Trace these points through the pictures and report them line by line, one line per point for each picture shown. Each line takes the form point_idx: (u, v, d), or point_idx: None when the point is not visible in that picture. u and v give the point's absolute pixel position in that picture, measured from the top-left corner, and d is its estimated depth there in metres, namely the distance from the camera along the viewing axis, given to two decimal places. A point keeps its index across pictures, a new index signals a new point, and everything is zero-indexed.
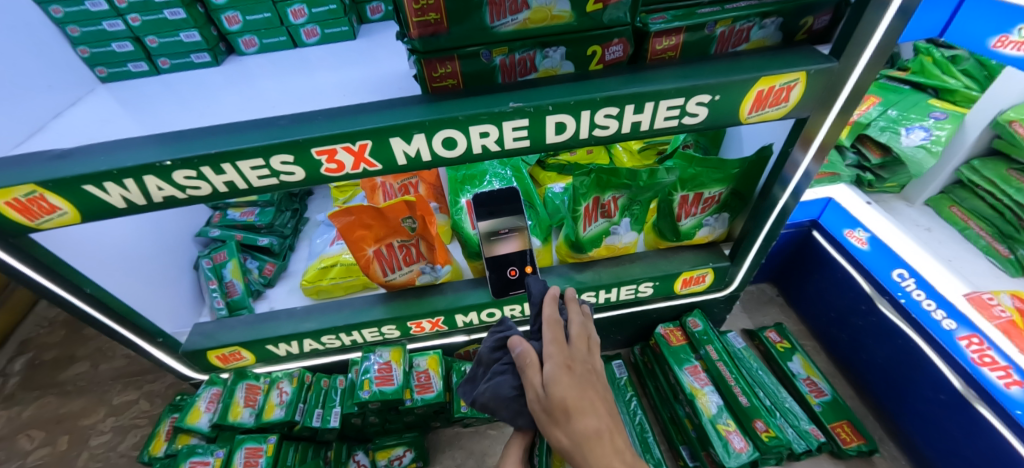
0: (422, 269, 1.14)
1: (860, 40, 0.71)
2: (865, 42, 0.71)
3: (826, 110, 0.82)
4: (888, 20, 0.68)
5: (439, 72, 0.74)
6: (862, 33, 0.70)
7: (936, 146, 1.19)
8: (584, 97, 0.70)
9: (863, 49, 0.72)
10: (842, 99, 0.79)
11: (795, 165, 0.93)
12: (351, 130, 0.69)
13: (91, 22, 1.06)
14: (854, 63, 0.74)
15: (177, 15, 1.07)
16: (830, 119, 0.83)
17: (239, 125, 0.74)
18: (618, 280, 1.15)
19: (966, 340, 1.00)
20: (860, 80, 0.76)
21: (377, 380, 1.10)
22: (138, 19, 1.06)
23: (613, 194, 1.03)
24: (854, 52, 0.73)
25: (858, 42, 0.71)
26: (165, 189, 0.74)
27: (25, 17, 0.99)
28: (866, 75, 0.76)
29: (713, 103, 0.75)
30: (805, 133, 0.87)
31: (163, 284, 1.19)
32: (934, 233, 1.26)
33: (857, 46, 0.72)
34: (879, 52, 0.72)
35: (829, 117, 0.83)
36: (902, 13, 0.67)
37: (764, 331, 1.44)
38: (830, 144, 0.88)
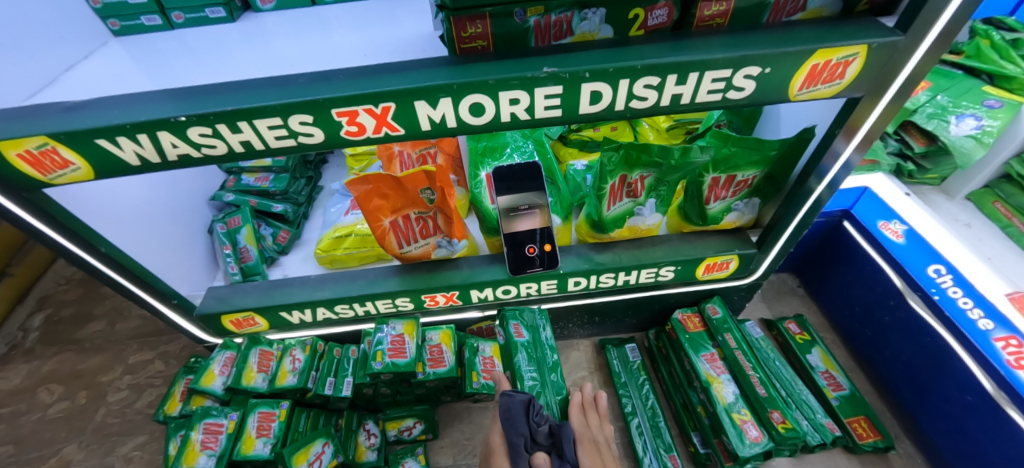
0: (438, 242, 1.12)
1: (931, 14, 0.64)
2: (930, 26, 0.65)
3: (878, 95, 0.76)
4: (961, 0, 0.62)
5: (469, 32, 0.69)
6: (930, 11, 0.64)
7: (988, 137, 1.11)
8: (624, 64, 0.65)
9: (929, 29, 0.65)
10: (897, 85, 0.73)
11: (835, 155, 0.87)
12: (375, 91, 0.65)
13: None
14: (916, 45, 0.68)
15: None
16: (881, 107, 0.77)
17: (255, 82, 0.70)
18: (639, 263, 1.11)
19: (1003, 341, 0.95)
20: (917, 67, 0.71)
21: (390, 352, 1.09)
22: None
23: (641, 172, 0.98)
24: (917, 35, 0.67)
25: (924, 21, 0.65)
26: (179, 147, 0.71)
27: None
28: (926, 60, 0.70)
29: (763, 76, 0.69)
30: (850, 121, 0.81)
31: (177, 247, 1.18)
32: (974, 230, 1.20)
33: (924, 24, 0.65)
34: (948, 31, 0.66)
35: (880, 105, 0.77)
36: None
37: (784, 322, 1.40)
38: (878, 133, 0.82)
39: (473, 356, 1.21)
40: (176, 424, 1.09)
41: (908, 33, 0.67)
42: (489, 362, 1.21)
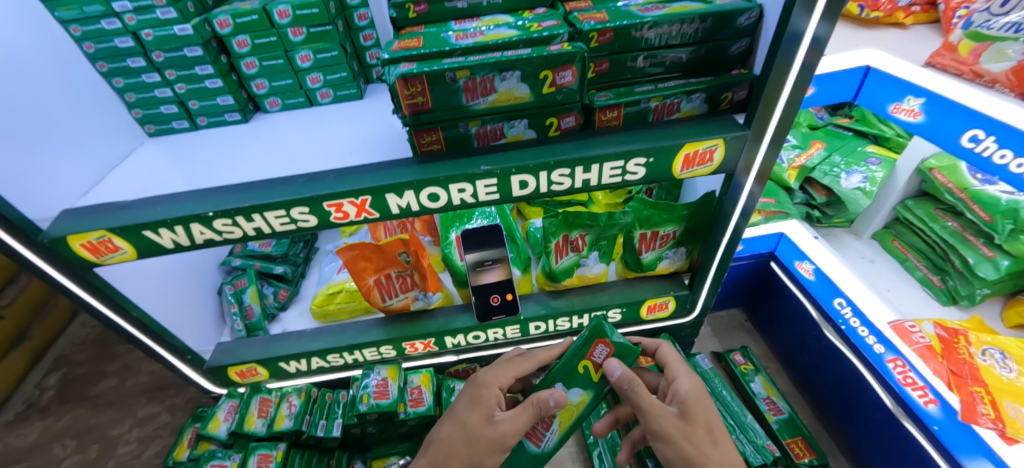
0: (416, 296, 1.30)
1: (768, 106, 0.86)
2: (776, 97, 0.84)
3: (759, 140, 0.92)
4: (795, 74, 0.81)
5: (427, 139, 0.92)
6: (772, 90, 0.84)
7: (871, 189, 1.33)
8: (541, 161, 0.88)
9: (780, 91, 0.83)
10: (772, 129, 0.89)
11: (739, 190, 1.02)
12: (354, 188, 0.87)
13: (151, 106, 1.25)
14: (774, 107, 0.86)
15: (226, 101, 1.25)
16: (763, 149, 0.93)
17: (266, 183, 0.92)
18: (588, 307, 1.30)
19: (892, 362, 1.13)
20: (782, 117, 0.88)
21: (375, 394, 1.26)
22: (197, 104, 1.25)
23: (579, 232, 1.18)
24: (772, 97, 0.85)
25: (772, 90, 0.84)
26: (206, 234, 0.92)
27: (93, 89, 1.16)
28: (792, 104, 0.86)
29: (649, 164, 0.92)
30: (743, 164, 0.96)
31: (191, 309, 1.36)
32: (877, 265, 1.40)
33: (773, 92, 0.84)
34: (791, 102, 0.85)
35: (763, 145, 0.93)
36: (804, 73, 0.80)
37: (731, 354, 1.56)
38: (769, 166, 0.96)
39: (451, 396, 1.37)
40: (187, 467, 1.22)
41: (760, 101, 0.86)
42: None
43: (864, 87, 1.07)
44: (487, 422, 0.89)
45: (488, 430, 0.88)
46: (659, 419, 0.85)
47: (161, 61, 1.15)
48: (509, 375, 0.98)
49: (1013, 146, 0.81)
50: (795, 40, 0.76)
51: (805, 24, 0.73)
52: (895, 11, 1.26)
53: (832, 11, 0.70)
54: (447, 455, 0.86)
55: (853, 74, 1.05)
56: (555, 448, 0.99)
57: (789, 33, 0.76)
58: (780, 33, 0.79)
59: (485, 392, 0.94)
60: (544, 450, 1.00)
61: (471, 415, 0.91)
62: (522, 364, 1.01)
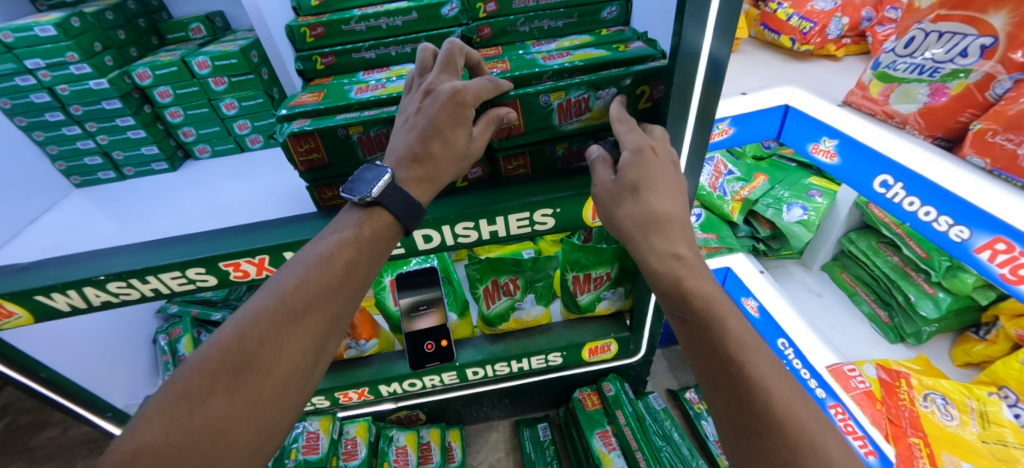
0: (348, 344, 1.27)
1: (677, 131, 0.86)
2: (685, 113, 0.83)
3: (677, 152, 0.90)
4: (698, 95, 0.80)
5: (328, 194, 0.91)
6: (681, 107, 0.82)
7: (812, 222, 1.30)
8: (440, 215, 0.85)
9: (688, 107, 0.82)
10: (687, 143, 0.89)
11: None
12: (249, 248, 0.85)
13: (75, 158, 1.24)
14: (683, 125, 0.85)
15: (151, 150, 1.24)
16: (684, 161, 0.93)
17: (167, 242, 0.90)
18: (526, 352, 1.26)
19: (834, 408, 1.08)
20: (696, 130, 0.86)
21: (303, 449, 1.21)
22: (121, 153, 1.25)
23: (509, 276, 1.16)
24: (680, 117, 0.84)
25: (682, 97, 0.81)
26: (102, 295, 0.88)
27: (11, 143, 1.15)
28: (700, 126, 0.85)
29: (557, 214, 0.90)
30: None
31: (119, 362, 1.32)
32: (824, 299, 1.35)
33: (680, 117, 0.84)
34: (702, 109, 0.82)
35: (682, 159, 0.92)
36: (703, 110, 0.82)
37: (685, 392, 1.51)
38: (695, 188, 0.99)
39: (388, 446, 1.31)
40: None
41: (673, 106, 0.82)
42: (402, 452, 1.30)
43: (785, 125, 1.04)
44: (463, 138, 0.75)
45: (467, 145, 0.76)
46: (676, 246, 0.66)
47: (81, 114, 1.16)
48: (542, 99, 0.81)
49: (920, 193, 0.78)
50: (693, 56, 0.74)
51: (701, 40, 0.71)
52: (826, 44, 1.24)
53: (724, 29, 0.68)
54: (323, 269, 0.66)
55: (774, 112, 1.02)
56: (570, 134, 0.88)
57: (684, 51, 0.75)
58: (677, 45, 0.77)
59: (475, 87, 0.74)
60: (562, 130, 0.87)
61: (474, 90, 0.74)
62: (483, 71, 0.77)
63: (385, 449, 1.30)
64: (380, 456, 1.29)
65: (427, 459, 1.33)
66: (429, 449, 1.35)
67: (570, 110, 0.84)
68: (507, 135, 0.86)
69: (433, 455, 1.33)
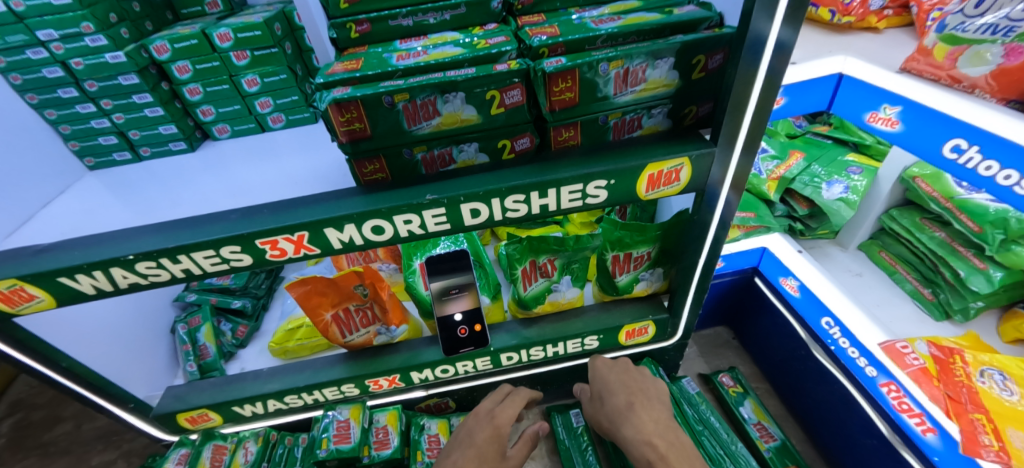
0: (378, 330, 1.23)
1: (734, 125, 0.80)
2: (745, 101, 0.77)
3: (731, 146, 0.83)
4: (760, 83, 0.74)
5: (369, 168, 0.85)
6: (738, 98, 0.77)
7: (853, 198, 1.27)
8: (491, 188, 0.81)
9: (747, 97, 0.76)
10: (744, 135, 0.81)
11: (715, 197, 0.93)
12: (288, 224, 0.80)
13: (89, 138, 1.18)
14: (742, 113, 0.78)
15: (169, 130, 1.19)
16: (737, 157, 0.85)
17: (198, 219, 0.85)
18: (562, 336, 1.22)
19: (886, 387, 1.05)
20: (754, 121, 0.80)
21: (335, 438, 1.17)
22: (137, 133, 1.20)
23: (548, 257, 1.11)
24: (739, 106, 0.78)
25: (740, 96, 0.76)
26: (130, 277, 0.83)
27: (23, 120, 1.09)
28: (759, 116, 0.79)
29: (610, 186, 0.85)
30: (716, 171, 0.87)
31: (138, 353, 1.27)
32: (863, 278, 1.33)
33: (738, 107, 0.78)
34: None
35: (736, 151, 0.84)
36: (762, 102, 0.77)
37: (718, 376, 1.48)
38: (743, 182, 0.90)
39: (419, 436, 1.27)
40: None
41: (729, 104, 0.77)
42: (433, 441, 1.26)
43: (838, 95, 1.01)
44: None
45: None
46: None
47: (95, 90, 1.10)
48: (604, 70, 0.78)
49: (1000, 157, 0.76)
50: (758, 44, 0.69)
51: (767, 28, 0.66)
52: (869, 15, 1.20)
53: (795, 15, 0.64)
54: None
55: (827, 82, 1.00)
56: (624, 106, 0.85)
57: (751, 38, 0.70)
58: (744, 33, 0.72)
59: None
60: (615, 102, 0.83)
61: None
62: None
63: (416, 439, 1.26)
64: (411, 446, 1.25)
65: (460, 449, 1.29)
66: (460, 438, 1.31)
67: (628, 77, 0.80)
68: (569, 105, 0.82)
69: None
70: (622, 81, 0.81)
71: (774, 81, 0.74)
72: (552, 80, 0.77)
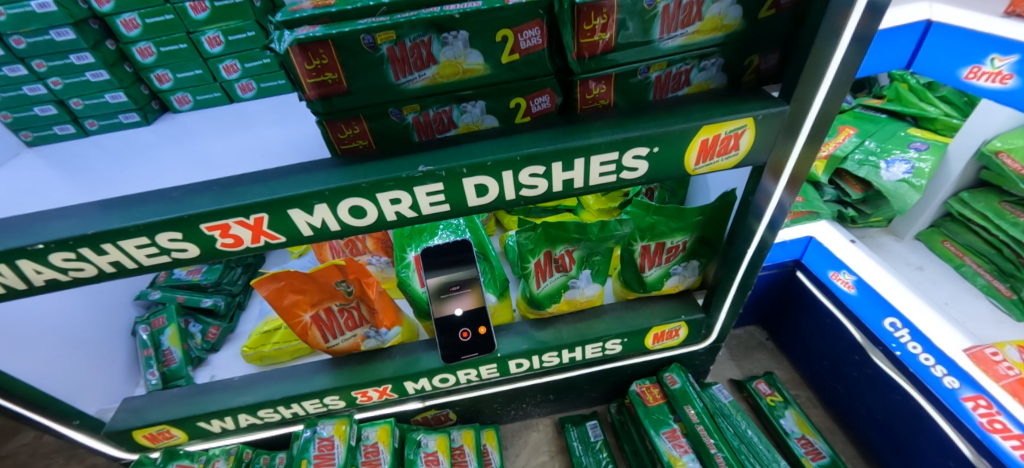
0: (366, 333, 1.05)
1: (810, 83, 0.64)
2: (818, 80, 0.63)
3: (792, 135, 0.70)
4: (839, 60, 0.60)
5: (347, 133, 0.68)
6: (810, 77, 0.63)
7: (919, 181, 1.08)
8: (502, 156, 0.63)
9: (821, 76, 0.62)
10: (810, 123, 0.68)
11: (766, 196, 0.80)
12: (241, 203, 0.62)
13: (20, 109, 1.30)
14: (812, 94, 0.65)
15: (117, 98, 1.35)
16: (798, 148, 0.72)
17: (131, 198, 0.67)
18: (581, 339, 1.05)
19: (972, 402, 0.88)
20: (825, 103, 0.66)
21: (316, 460, 1.00)
22: (79, 103, 1.34)
23: (566, 247, 0.94)
24: (809, 86, 0.64)
25: (810, 76, 0.63)
26: (45, 272, 0.66)
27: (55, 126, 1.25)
28: (831, 99, 0.66)
29: (653, 155, 0.67)
30: (772, 163, 0.74)
31: (87, 359, 1.10)
32: (928, 272, 1.15)
33: (808, 87, 0.64)
34: None
35: (798, 142, 0.71)
36: (840, 80, 0.63)
37: (753, 382, 1.31)
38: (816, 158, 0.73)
39: (416, 455, 1.09)
40: None
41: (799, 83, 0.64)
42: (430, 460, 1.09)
43: (924, 47, 0.84)
44: None
45: None
46: None
47: (42, 69, 1.23)
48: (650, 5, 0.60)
49: None
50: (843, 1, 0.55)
51: None
52: None
53: None
54: None
55: (912, 31, 0.82)
56: (670, 53, 0.67)
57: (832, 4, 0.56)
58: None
59: None
60: (661, 48, 0.65)
61: None
62: None
63: (413, 458, 1.08)
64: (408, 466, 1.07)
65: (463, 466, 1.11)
66: (463, 455, 1.13)
67: (681, 12, 0.62)
68: (604, 52, 0.64)
69: (470, 463, 1.11)
70: (672, 18, 0.62)
71: (857, 54, 0.60)
72: (583, 13, 0.59)
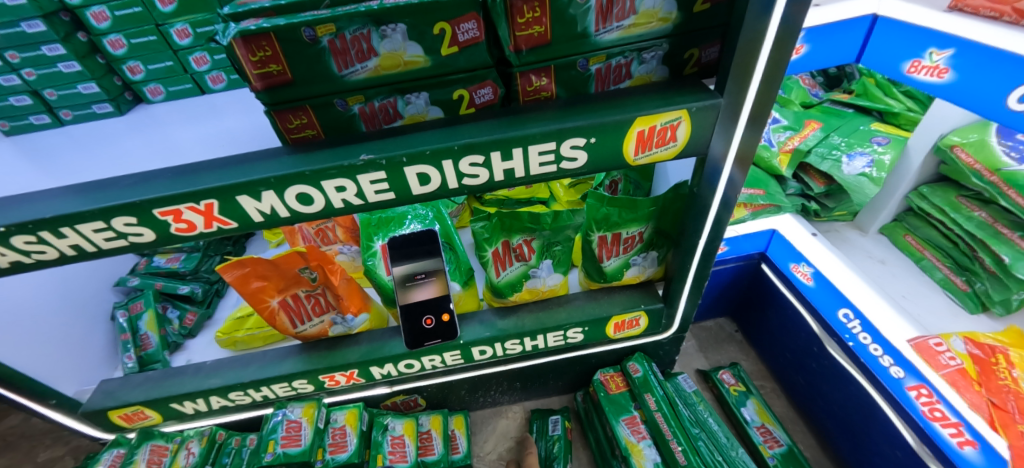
0: (333, 319, 1.08)
1: (745, 68, 0.65)
2: (752, 67, 0.65)
3: (733, 121, 0.71)
4: (769, 48, 0.62)
5: (294, 123, 0.70)
6: (742, 67, 0.65)
7: (879, 173, 1.10)
8: (440, 146, 0.65)
9: (754, 63, 0.64)
10: (748, 110, 0.70)
11: (716, 173, 0.80)
12: (191, 190, 0.65)
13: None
14: (749, 80, 0.66)
15: (92, 92, 1.43)
16: (741, 132, 0.73)
17: (90, 184, 0.70)
18: (542, 327, 1.08)
19: (915, 391, 0.90)
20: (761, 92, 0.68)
21: (282, 441, 1.03)
22: (53, 93, 1.39)
23: (522, 237, 0.96)
24: (744, 73, 0.66)
25: (743, 65, 0.65)
26: (8, 255, 0.69)
27: None
28: (767, 87, 0.68)
29: (590, 146, 0.70)
30: (717, 150, 0.75)
31: (68, 341, 1.14)
32: (888, 267, 1.17)
33: (742, 74, 0.66)
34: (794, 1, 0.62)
35: (739, 127, 0.72)
36: (772, 67, 0.65)
37: (718, 373, 1.33)
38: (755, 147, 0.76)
39: (382, 437, 1.14)
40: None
41: (732, 74, 0.66)
42: (394, 443, 1.12)
43: (871, 41, 0.86)
44: None
45: None
46: None
47: (17, 61, 1.29)
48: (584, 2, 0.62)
49: None
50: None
51: None
52: None
53: None
54: None
55: (858, 25, 0.84)
56: (607, 46, 0.69)
57: None
58: None
59: None
60: (598, 41, 0.68)
61: None
62: None
63: (378, 440, 1.13)
64: (373, 449, 1.11)
65: (427, 449, 1.15)
66: (428, 438, 1.18)
67: (615, 6, 0.64)
68: (540, 44, 0.66)
69: (435, 446, 1.16)
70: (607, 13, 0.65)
71: (787, 41, 0.62)
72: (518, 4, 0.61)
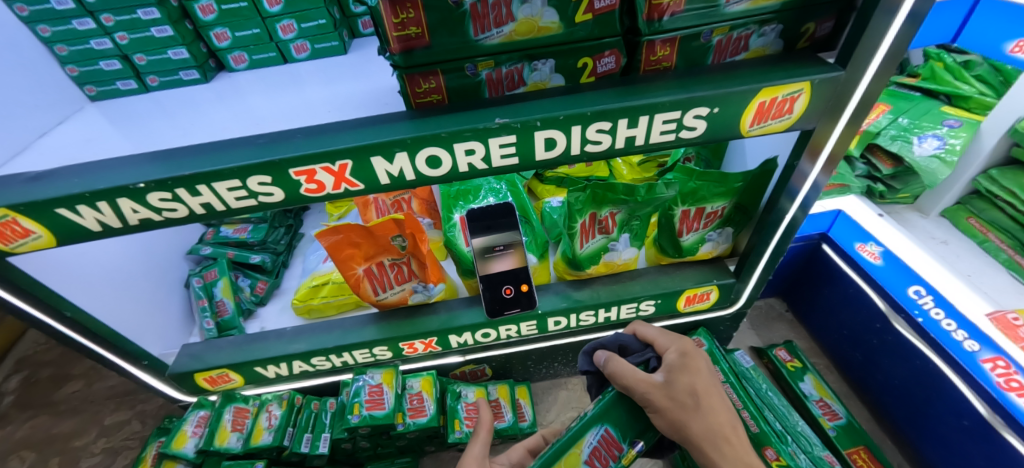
0: (414, 288, 1.11)
1: (868, 47, 0.65)
2: (874, 47, 0.65)
3: (834, 118, 0.75)
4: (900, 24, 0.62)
5: (423, 87, 0.72)
6: (869, 41, 0.65)
7: (951, 156, 1.12)
8: (574, 111, 0.66)
9: (881, 40, 0.64)
10: (852, 107, 0.73)
11: (803, 177, 0.86)
12: (330, 149, 0.66)
13: (89, 62, 1.11)
14: (867, 64, 0.67)
15: (179, 54, 1.11)
16: (841, 125, 0.76)
17: (218, 144, 0.71)
18: (618, 299, 1.10)
19: (991, 363, 0.93)
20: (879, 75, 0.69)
21: (367, 404, 1.06)
22: (143, 58, 1.11)
23: (610, 209, 0.99)
24: (862, 57, 0.67)
25: (869, 41, 0.65)
26: (140, 212, 0.71)
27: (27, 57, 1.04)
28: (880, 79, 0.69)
29: (712, 116, 0.71)
30: (812, 142, 0.80)
31: (149, 307, 1.16)
32: (950, 246, 1.19)
33: (865, 54, 0.66)
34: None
35: (838, 125, 0.76)
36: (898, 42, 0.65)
37: (774, 350, 1.37)
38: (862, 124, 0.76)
39: (455, 403, 1.18)
40: (159, 431, 1.18)
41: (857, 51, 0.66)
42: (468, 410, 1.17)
43: None
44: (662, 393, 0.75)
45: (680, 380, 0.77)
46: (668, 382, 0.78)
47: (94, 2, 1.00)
48: None
49: None
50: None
51: None
52: None
53: None
54: None
55: None
56: (731, 17, 0.69)
57: None
58: None
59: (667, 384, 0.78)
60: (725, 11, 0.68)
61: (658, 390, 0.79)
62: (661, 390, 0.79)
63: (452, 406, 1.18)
64: (448, 414, 1.17)
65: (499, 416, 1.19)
66: (499, 407, 1.22)
67: None
68: (671, 13, 0.67)
69: (504, 414, 1.20)
70: None
71: (911, 31, 0.63)
72: None
